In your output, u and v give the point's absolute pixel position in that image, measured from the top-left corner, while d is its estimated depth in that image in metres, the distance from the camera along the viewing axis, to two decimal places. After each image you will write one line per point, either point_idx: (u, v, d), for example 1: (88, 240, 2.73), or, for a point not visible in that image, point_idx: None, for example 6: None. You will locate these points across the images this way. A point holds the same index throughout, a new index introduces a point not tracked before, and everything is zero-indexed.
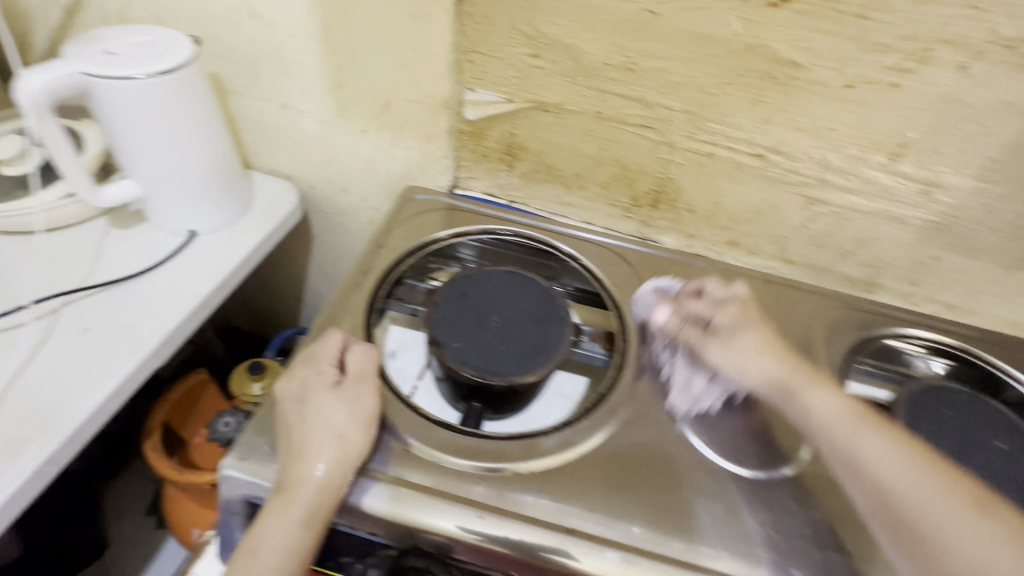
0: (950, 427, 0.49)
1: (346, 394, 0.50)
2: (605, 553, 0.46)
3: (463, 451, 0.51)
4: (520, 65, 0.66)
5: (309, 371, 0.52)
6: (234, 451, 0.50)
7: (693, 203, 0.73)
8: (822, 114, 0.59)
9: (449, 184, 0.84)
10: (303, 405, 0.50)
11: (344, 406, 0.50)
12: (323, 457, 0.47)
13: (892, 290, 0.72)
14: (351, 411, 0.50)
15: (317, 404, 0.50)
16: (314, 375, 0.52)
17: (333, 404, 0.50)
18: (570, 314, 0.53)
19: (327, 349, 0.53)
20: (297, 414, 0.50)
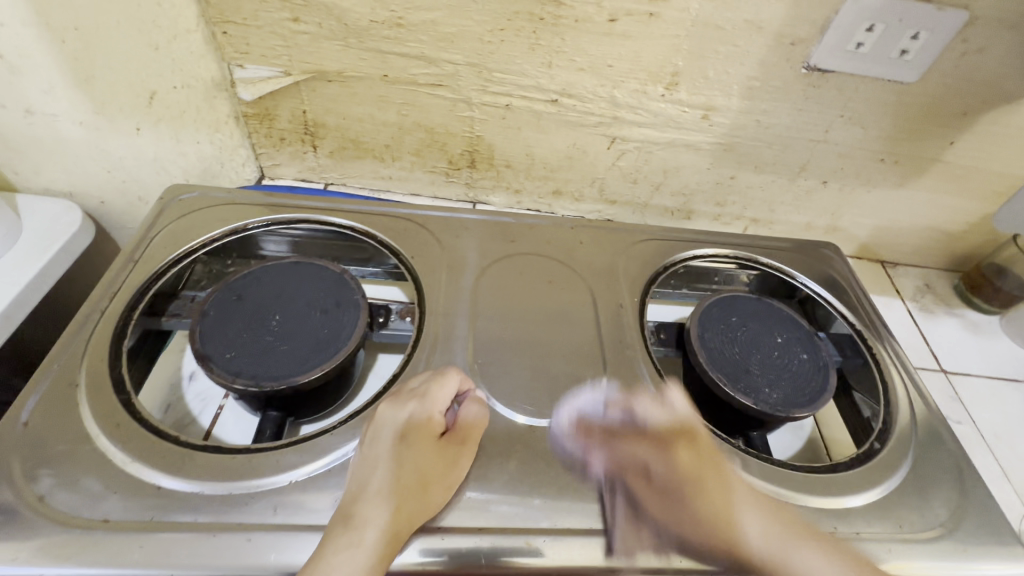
0: (739, 334, 0.53)
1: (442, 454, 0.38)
2: (545, 538, 0.37)
3: (224, 468, 0.38)
4: (284, 33, 0.60)
5: (425, 413, 0.39)
6: None
7: (508, 157, 0.72)
8: (597, 52, 0.59)
9: (256, 175, 0.77)
10: (394, 447, 0.37)
11: (447, 463, 0.38)
12: (402, 512, 0.35)
13: (705, 214, 0.77)
14: (462, 470, 0.39)
15: (430, 454, 0.38)
16: (425, 416, 0.39)
17: (455, 459, 0.38)
18: (365, 295, 0.50)
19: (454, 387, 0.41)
20: (401, 459, 0.37)
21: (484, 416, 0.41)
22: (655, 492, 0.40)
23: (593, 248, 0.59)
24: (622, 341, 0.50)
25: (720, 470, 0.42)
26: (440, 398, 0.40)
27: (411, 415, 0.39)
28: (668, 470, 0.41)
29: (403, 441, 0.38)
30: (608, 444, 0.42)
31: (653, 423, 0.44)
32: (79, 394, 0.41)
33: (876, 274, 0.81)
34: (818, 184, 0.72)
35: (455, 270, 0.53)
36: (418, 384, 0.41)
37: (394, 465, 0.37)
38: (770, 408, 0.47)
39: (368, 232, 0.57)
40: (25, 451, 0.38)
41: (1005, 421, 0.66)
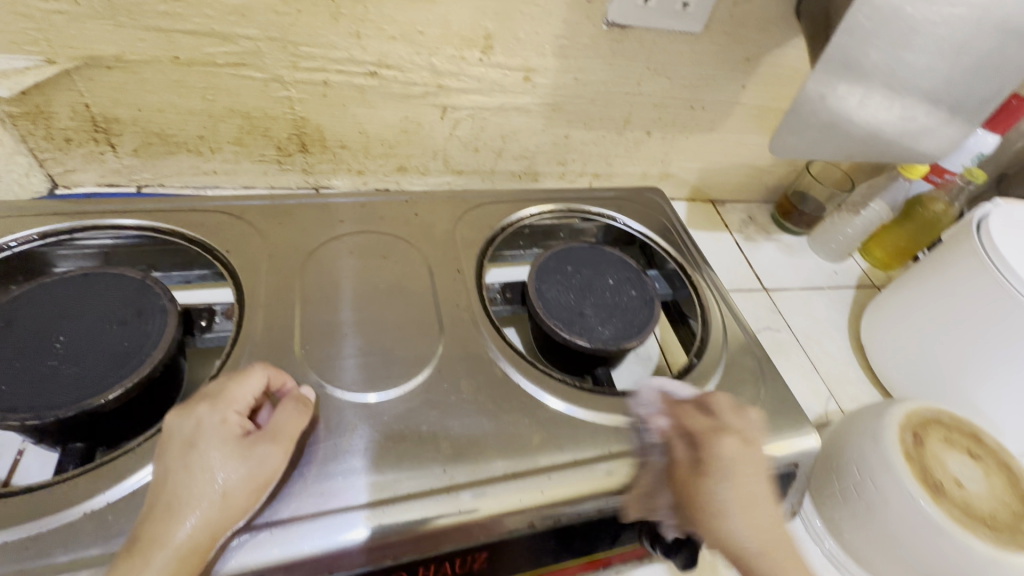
0: (572, 281, 0.56)
1: (246, 452, 0.35)
2: (457, 495, 0.39)
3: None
4: (34, 14, 0.51)
5: (218, 416, 0.36)
6: None
7: (341, 137, 0.68)
8: (404, 19, 0.58)
9: (47, 185, 0.66)
10: (185, 456, 0.35)
11: (250, 462, 0.35)
12: (197, 522, 0.33)
13: (550, 174, 0.79)
14: (274, 467, 0.36)
15: (228, 456, 0.35)
16: (217, 420, 0.36)
17: (258, 456, 0.36)
18: (173, 299, 0.45)
19: (253, 385, 0.39)
20: (193, 469, 0.34)
21: (301, 410, 0.39)
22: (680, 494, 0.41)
23: (429, 218, 0.58)
24: (459, 305, 0.51)
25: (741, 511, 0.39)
26: (237, 399, 0.38)
27: (200, 421, 0.36)
28: (730, 485, 0.40)
29: (193, 449, 0.35)
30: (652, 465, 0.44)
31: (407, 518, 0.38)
32: None
33: (709, 213, 0.89)
34: (643, 135, 0.77)
35: (274, 258, 0.51)
36: (215, 386, 0.38)
37: (186, 475, 0.34)
38: (601, 344, 0.51)
39: (175, 229, 0.52)
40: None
41: (813, 325, 0.77)
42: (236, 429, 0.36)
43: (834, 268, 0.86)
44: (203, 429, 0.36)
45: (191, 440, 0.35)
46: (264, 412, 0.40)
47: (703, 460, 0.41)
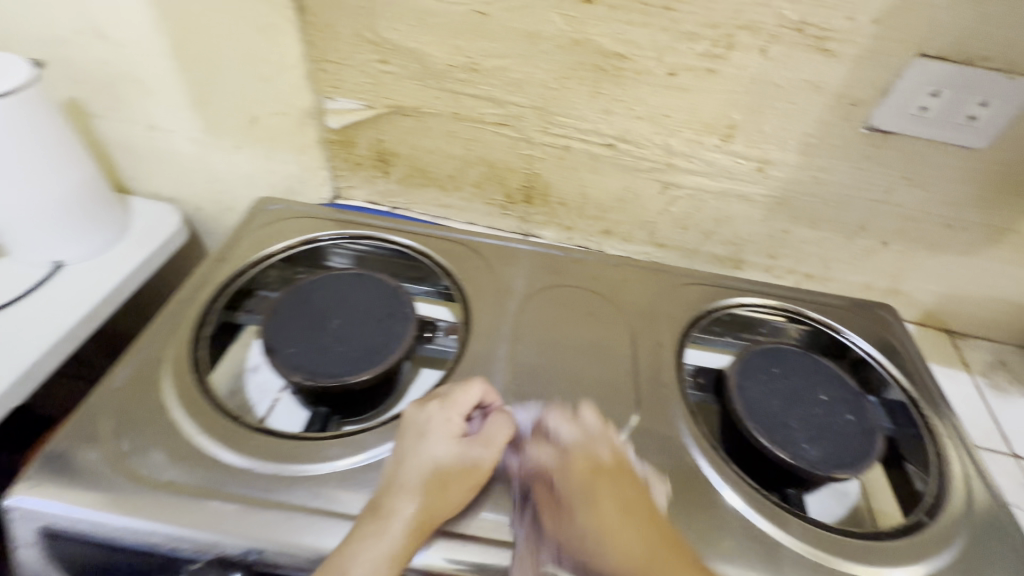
0: (779, 386, 0.52)
1: (465, 449, 0.42)
2: None
3: (276, 452, 0.42)
4: (372, 72, 0.67)
5: (446, 414, 0.43)
6: (29, 474, 0.39)
7: (563, 195, 0.75)
8: (655, 102, 0.62)
9: (331, 195, 0.84)
10: (419, 442, 0.42)
11: (468, 461, 0.41)
12: (423, 506, 0.38)
13: (756, 264, 0.76)
14: (485, 469, 0.41)
15: (451, 451, 0.41)
16: (444, 419, 0.43)
17: (475, 456, 0.42)
18: (417, 310, 0.53)
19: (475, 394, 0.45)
20: (424, 455, 0.41)
21: (510, 421, 0.45)
22: (571, 502, 0.41)
23: (637, 287, 0.60)
24: (657, 379, 0.51)
25: (626, 472, 0.42)
26: (460, 402, 0.44)
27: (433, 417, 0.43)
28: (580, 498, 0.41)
29: (425, 438, 0.42)
30: (538, 485, 0.42)
31: (563, 440, 0.44)
32: (164, 370, 0.47)
33: (941, 344, 0.76)
34: (877, 245, 0.70)
35: (499, 294, 0.57)
36: (444, 390, 0.46)
37: (419, 459, 0.41)
38: (806, 465, 0.46)
39: (426, 250, 0.61)
40: (117, 412, 0.43)
41: None
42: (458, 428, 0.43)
43: None
44: (432, 424, 0.43)
45: (426, 429, 0.42)
46: (477, 421, 0.46)
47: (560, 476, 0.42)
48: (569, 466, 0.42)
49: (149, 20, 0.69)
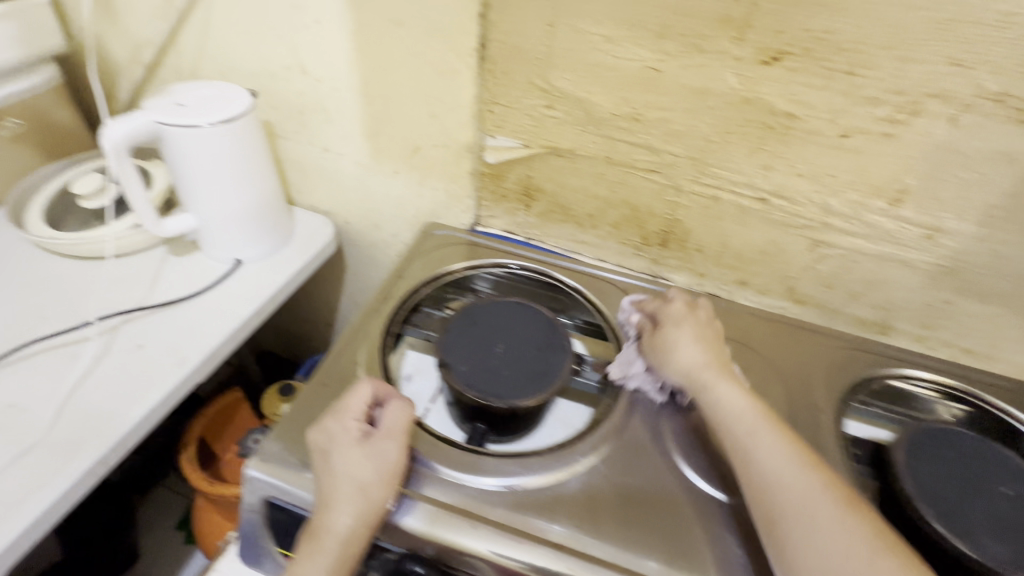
0: (955, 472, 0.49)
1: (370, 450, 0.47)
2: None
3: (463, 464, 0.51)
4: (536, 115, 0.72)
5: (343, 424, 0.48)
6: (259, 453, 0.49)
7: (702, 243, 0.76)
8: (820, 162, 0.62)
9: (471, 221, 0.90)
10: (326, 456, 0.47)
11: (379, 459, 0.47)
12: (353, 517, 0.44)
13: (906, 333, 0.72)
14: (396, 462, 0.48)
15: (357, 456, 0.47)
16: (341, 428, 0.48)
17: (382, 454, 0.48)
18: (571, 342, 0.56)
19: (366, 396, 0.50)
20: (337, 468, 0.46)
21: (406, 411, 0.50)
22: (664, 333, 0.57)
23: (785, 343, 0.61)
24: (819, 443, 0.52)
25: (715, 332, 0.57)
26: (351, 409, 0.49)
27: (335, 431, 0.48)
28: (676, 326, 0.57)
29: (326, 453, 0.47)
30: (643, 328, 0.60)
31: (668, 313, 0.59)
32: (359, 371, 0.56)
33: None
34: None
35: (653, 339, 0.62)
36: (339, 398, 0.51)
37: (333, 471, 0.46)
38: (992, 563, 0.43)
39: (578, 288, 0.68)
40: (320, 407, 0.53)
41: None
42: (359, 433, 0.48)
43: None
44: (329, 437, 0.48)
45: (327, 445, 0.47)
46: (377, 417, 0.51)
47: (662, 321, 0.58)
48: (679, 322, 0.57)
49: (348, 63, 0.80)
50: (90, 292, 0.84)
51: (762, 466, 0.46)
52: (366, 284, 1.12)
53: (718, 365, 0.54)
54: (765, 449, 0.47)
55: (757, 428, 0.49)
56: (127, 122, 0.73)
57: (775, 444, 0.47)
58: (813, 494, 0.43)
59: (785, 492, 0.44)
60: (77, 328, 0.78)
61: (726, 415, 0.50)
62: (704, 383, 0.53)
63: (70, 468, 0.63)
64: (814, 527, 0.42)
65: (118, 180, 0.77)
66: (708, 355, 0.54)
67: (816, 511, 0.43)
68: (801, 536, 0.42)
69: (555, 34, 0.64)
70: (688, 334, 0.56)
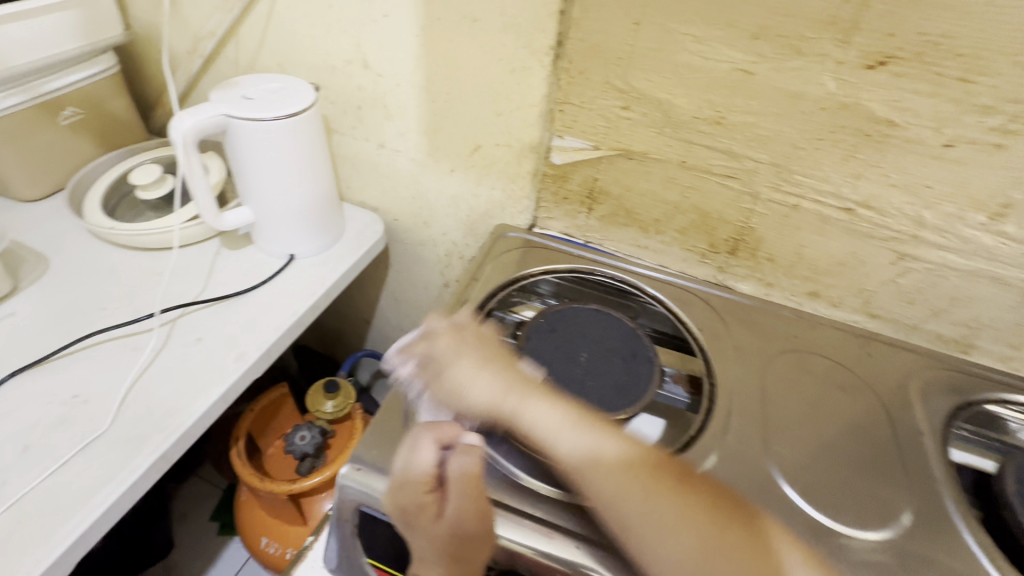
0: None
1: (450, 517, 0.44)
2: None
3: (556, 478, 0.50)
4: (610, 116, 0.70)
5: (413, 494, 0.45)
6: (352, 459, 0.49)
7: (774, 252, 0.73)
8: (918, 173, 0.59)
9: (528, 222, 0.88)
10: (410, 527, 0.45)
11: (457, 524, 0.44)
12: None
13: (990, 352, 0.69)
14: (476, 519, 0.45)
15: (438, 526, 0.44)
16: (412, 498, 0.45)
17: (458, 516, 0.44)
18: (657, 354, 0.55)
19: (430, 452, 0.46)
20: (424, 542, 0.44)
21: (474, 461, 0.46)
22: (448, 374, 0.52)
23: (874, 362, 0.59)
24: (925, 471, 0.50)
25: (489, 341, 0.55)
26: (419, 473, 0.46)
27: (407, 501, 0.45)
28: (461, 359, 0.52)
29: (407, 526, 0.45)
30: (425, 374, 0.53)
31: (438, 350, 0.54)
32: None
33: None
34: None
35: (743, 355, 0.59)
36: (401, 459, 0.47)
37: (422, 545, 0.44)
38: None
39: (654, 294, 0.66)
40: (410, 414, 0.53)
41: None
42: (431, 498, 0.45)
43: None
44: (406, 510, 0.45)
45: (404, 518, 0.45)
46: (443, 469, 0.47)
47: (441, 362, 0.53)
48: (461, 346, 0.53)
49: (413, 57, 0.78)
50: (148, 283, 0.84)
51: (551, 441, 0.47)
52: (410, 282, 1.11)
53: (519, 387, 0.50)
54: (543, 419, 0.48)
55: (533, 407, 0.48)
56: (195, 114, 0.72)
57: (549, 413, 0.48)
58: (597, 452, 0.46)
59: (579, 468, 0.45)
60: (136, 319, 0.77)
61: (528, 429, 0.48)
62: (506, 401, 0.49)
63: (136, 462, 0.63)
64: (621, 499, 0.43)
65: (182, 172, 0.76)
66: (496, 364, 0.51)
67: (637, 498, 0.43)
68: (611, 505, 0.43)
69: (640, 33, 0.62)
70: (470, 361, 0.52)
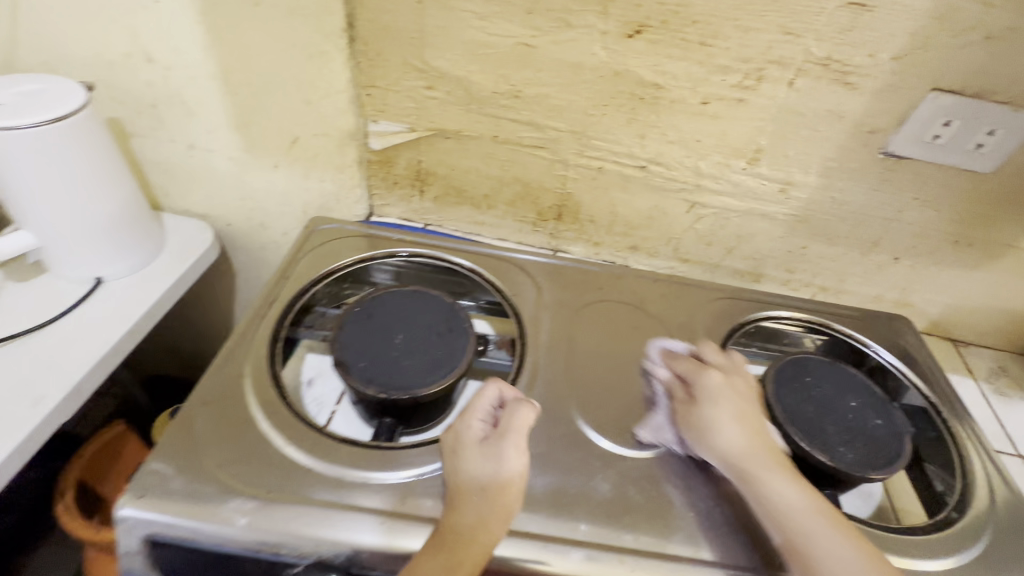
0: (813, 394, 0.56)
1: (495, 449, 0.47)
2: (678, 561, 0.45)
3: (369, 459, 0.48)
4: (417, 97, 0.70)
5: (467, 425, 0.48)
6: (131, 489, 0.44)
7: (593, 214, 0.79)
8: (688, 128, 0.66)
9: (366, 212, 0.87)
10: (456, 458, 0.47)
11: (497, 458, 0.46)
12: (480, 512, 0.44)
13: (775, 278, 0.80)
14: (512, 461, 0.47)
15: (506, 453, 0.47)
16: (466, 427, 0.48)
17: (501, 449, 0.47)
18: (473, 325, 0.56)
19: (491, 395, 0.51)
20: (465, 469, 0.46)
21: (527, 407, 0.49)
22: (698, 410, 0.51)
23: (671, 302, 0.66)
24: None
25: (752, 401, 0.52)
26: (477, 409, 0.49)
27: (466, 434, 0.48)
28: (712, 406, 0.50)
29: (456, 459, 0.47)
30: (677, 392, 0.54)
31: (703, 383, 0.52)
32: (246, 381, 0.52)
33: (946, 352, 0.82)
34: (889, 259, 0.75)
35: (555, 312, 0.63)
36: (466, 402, 0.51)
37: (461, 474, 0.46)
38: (842, 467, 0.50)
39: (473, 267, 0.67)
40: (202, 427, 0.49)
41: None
42: (484, 434, 0.48)
43: None
44: (454, 437, 0.48)
45: (458, 448, 0.47)
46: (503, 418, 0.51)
47: (696, 395, 0.52)
48: (722, 391, 0.52)
49: None
50: None
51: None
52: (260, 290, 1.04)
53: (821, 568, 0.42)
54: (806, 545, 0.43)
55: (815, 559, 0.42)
56: None
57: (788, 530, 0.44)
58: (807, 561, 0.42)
59: None
60: None
61: None
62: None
63: None
64: None
65: None
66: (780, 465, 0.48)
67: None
68: None
69: (426, 12, 0.62)
70: (727, 412, 0.50)
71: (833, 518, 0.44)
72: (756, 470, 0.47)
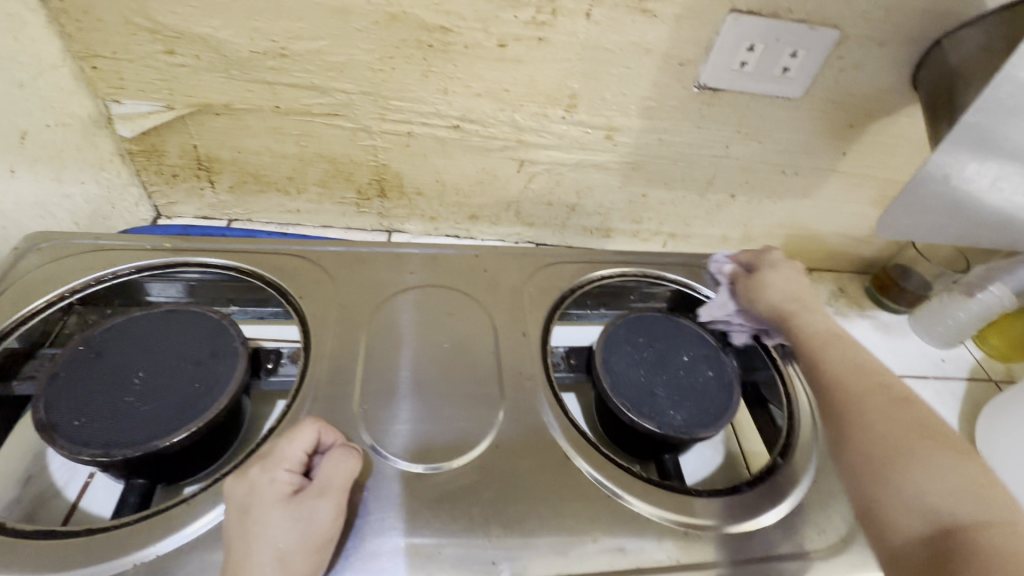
0: (644, 355, 0.52)
1: (300, 510, 0.38)
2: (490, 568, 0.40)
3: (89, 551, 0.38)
4: (160, 66, 0.57)
5: (271, 476, 0.39)
6: None
7: (419, 185, 0.70)
8: (492, 76, 0.58)
9: (151, 215, 0.72)
10: (246, 516, 0.37)
11: (301, 520, 0.37)
12: None
13: (624, 231, 0.77)
14: (322, 524, 0.38)
15: (310, 513, 0.38)
16: (268, 479, 0.38)
17: (311, 508, 0.38)
18: (246, 342, 0.46)
19: (308, 438, 0.41)
20: (254, 534, 0.37)
21: (353, 458, 0.41)
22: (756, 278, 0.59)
23: (496, 276, 0.60)
24: (521, 370, 0.52)
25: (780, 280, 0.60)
26: (283, 455, 0.40)
27: (258, 484, 0.38)
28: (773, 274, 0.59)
29: (247, 515, 0.37)
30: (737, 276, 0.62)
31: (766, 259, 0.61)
32: None
33: None
34: (726, 197, 0.73)
35: (357, 309, 0.54)
36: (270, 443, 0.41)
37: (249, 543, 0.36)
38: (669, 431, 0.47)
39: (257, 270, 0.56)
40: None
41: None
42: (290, 487, 0.39)
43: (940, 355, 0.77)
44: (249, 490, 0.38)
45: (251, 502, 0.37)
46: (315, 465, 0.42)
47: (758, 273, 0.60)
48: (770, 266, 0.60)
49: None
50: None
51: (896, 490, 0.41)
52: None
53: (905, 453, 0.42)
54: (879, 429, 0.44)
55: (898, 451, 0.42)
56: None
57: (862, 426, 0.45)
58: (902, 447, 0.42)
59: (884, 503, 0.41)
60: None
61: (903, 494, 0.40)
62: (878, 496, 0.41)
63: None
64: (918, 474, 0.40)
65: None
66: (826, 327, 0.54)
67: (932, 481, 0.40)
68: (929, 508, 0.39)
69: None
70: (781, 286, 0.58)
71: (938, 438, 0.43)
72: (856, 396, 0.47)
